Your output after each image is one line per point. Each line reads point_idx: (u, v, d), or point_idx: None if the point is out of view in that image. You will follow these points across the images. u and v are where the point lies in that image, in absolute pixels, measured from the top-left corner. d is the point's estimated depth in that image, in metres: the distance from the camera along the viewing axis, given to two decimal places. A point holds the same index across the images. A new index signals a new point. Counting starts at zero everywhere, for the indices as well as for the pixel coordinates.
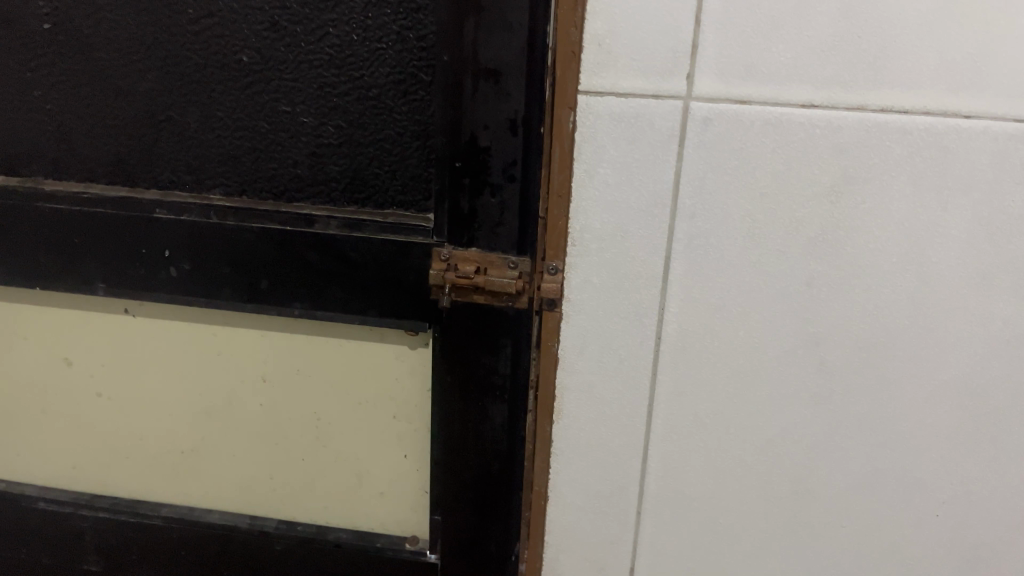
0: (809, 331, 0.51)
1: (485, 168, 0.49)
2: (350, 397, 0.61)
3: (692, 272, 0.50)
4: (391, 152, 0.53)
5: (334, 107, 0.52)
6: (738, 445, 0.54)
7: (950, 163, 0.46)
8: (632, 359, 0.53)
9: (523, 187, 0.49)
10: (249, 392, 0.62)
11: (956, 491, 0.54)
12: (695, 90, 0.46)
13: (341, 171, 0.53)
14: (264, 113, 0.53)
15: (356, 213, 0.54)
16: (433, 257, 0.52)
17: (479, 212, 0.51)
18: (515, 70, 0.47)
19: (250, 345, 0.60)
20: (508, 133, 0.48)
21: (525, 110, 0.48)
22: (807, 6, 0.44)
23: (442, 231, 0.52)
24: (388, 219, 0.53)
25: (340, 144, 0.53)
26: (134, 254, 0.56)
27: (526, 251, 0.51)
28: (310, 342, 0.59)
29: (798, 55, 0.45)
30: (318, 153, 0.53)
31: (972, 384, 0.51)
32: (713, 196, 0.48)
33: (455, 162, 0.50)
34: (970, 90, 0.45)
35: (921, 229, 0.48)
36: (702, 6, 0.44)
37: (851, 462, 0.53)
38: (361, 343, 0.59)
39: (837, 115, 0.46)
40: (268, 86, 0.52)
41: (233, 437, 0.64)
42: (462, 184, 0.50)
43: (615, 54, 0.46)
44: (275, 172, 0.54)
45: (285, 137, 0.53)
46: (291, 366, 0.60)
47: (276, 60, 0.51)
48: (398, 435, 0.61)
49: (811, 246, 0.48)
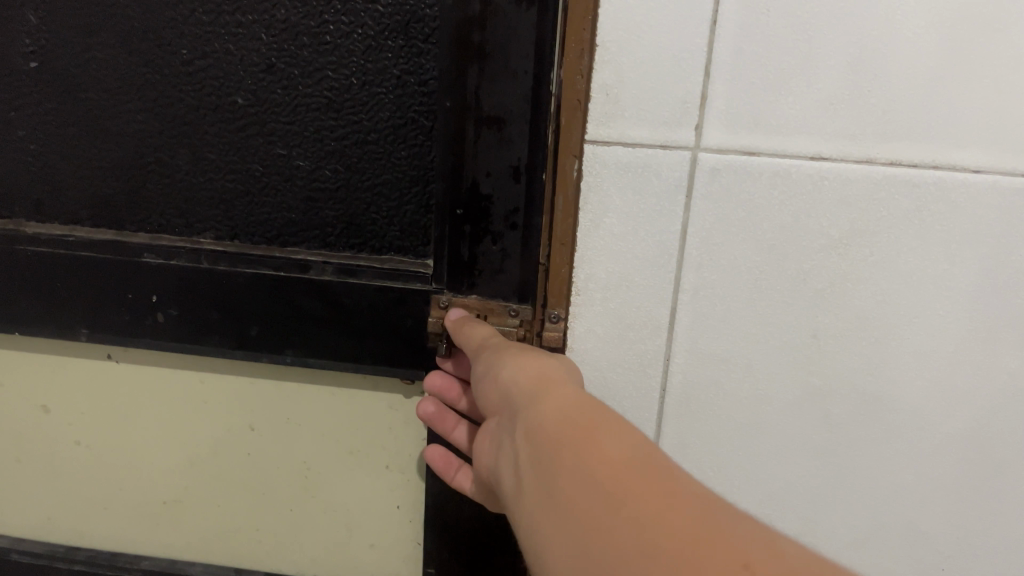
0: (816, 384, 0.49)
1: (488, 215, 0.49)
2: (343, 446, 0.59)
3: (698, 323, 0.49)
4: (390, 197, 0.52)
5: (331, 151, 0.51)
6: (741, 500, 0.53)
7: (959, 217, 0.45)
8: (636, 410, 0.52)
9: (525, 234, 0.49)
10: (235, 441, 0.60)
11: (963, 547, 0.51)
12: (703, 141, 0.45)
13: (337, 216, 0.52)
14: (257, 156, 0.52)
15: (352, 259, 0.53)
16: (432, 303, 0.52)
17: (482, 259, 0.50)
18: (518, 118, 0.47)
19: (237, 392, 0.59)
20: (511, 180, 0.48)
21: (528, 158, 0.47)
22: (813, 57, 0.43)
23: (442, 278, 0.51)
24: (384, 265, 0.52)
25: (336, 189, 0.52)
26: (119, 299, 0.55)
27: (527, 298, 0.51)
28: (301, 390, 0.58)
29: (806, 107, 0.44)
30: (313, 197, 0.52)
31: (980, 439, 0.49)
32: (721, 244, 0.47)
33: (457, 210, 0.49)
34: (980, 145, 0.44)
35: (929, 282, 0.46)
36: (710, 57, 0.43)
37: (855, 517, 0.52)
38: (355, 392, 0.57)
39: (845, 166, 0.45)
40: (263, 128, 0.51)
41: (218, 486, 0.62)
42: (463, 231, 0.50)
43: (622, 104, 0.45)
44: (268, 216, 0.53)
45: (280, 180, 0.52)
46: (280, 415, 0.59)
47: (270, 102, 0.51)
48: (391, 486, 0.60)
49: (818, 298, 0.47)
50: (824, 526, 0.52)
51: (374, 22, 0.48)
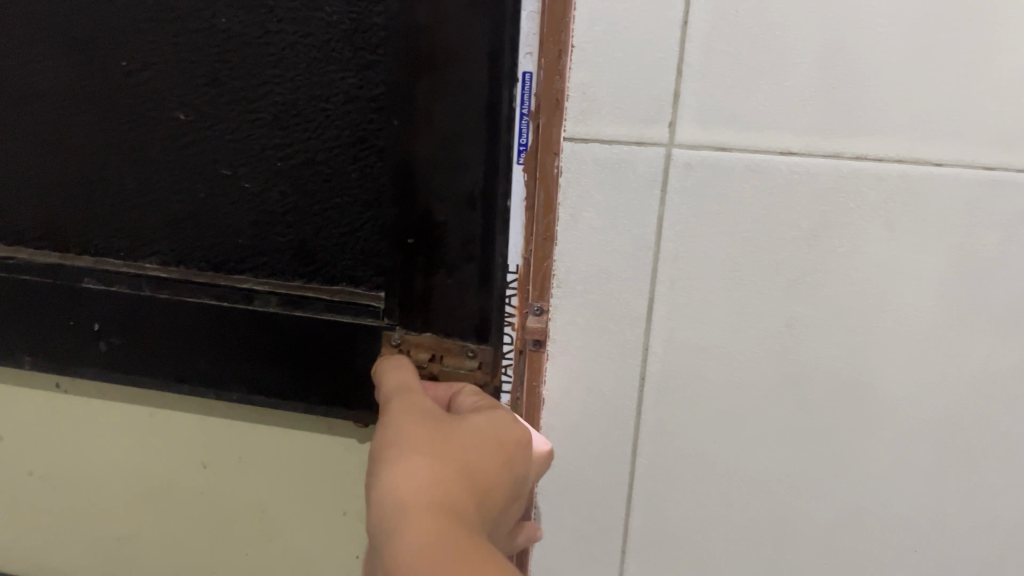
0: (789, 372, 0.51)
1: (443, 244, 0.51)
2: (295, 488, 0.64)
3: (675, 313, 0.51)
4: (342, 220, 0.55)
5: (278, 172, 0.54)
6: (719, 485, 0.54)
7: (923, 207, 0.47)
8: (617, 399, 0.54)
9: (481, 266, 0.51)
10: (189, 474, 0.66)
11: (937, 529, 0.53)
12: (677, 137, 0.47)
13: (287, 243, 0.56)
14: (209, 179, 0.55)
15: (299, 290, 0.56)
16: (383, 340, 0.54)
17: (437, 293, 0.52)
18: (473, 138, 0.48)
19: (191, 428, 0.64)
20: (466, 209, 0.50)
21: (481, 184, 0.49)
22: (783, 58, 0.44)
23: (393, 315, 0.54)
24: (334, 297, 0.55)
25: (286, 213, 0.55)
26: (66, 324, 0.59)
27: (486, 339, 0.53)
28: (251, 431, 0.63)
29: (776, 104, 0.45)
30: (262, 222, 0.56)
31: (949, 423, 0.51)
32: (696, 236, 0.49)
33: (408, 237, 0.51)
34: (944, 139, 0.45)
35: (898, 273, 0.48)
36: (683, 57, 0.45)
37: (831, 499, 0.53)
38: (304, 436, 0.62)
39: (814, 160, 0.46)
40: (210, 143, 0.55)
41: (175, 516, 0.68)
42: (416, 261, 0.52)
43: (600, 103, 0.47)
44: (224, 244, 0.57)
45: (230, 202, 0.56)
46: (232, 453, 0.64)
47: (213, 117, 0.54)
48: (341, 527, 0.64)
49: (791, 289, 0.49)
50: (800, 509, 0.54)
51: (320, 33, 0.50)
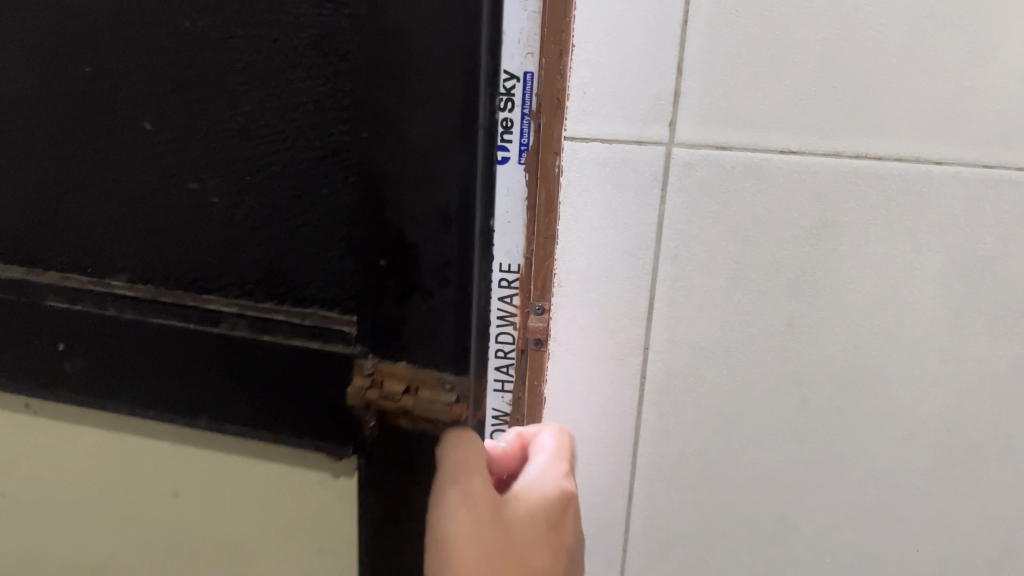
0: (790, 371, 0.51)
1: (416, 261, 0.29)
2: (213, 523, 0.42)
3: (676, 312, 0.51)
4: (246, 194, 0.33)
5: (142, 104, 0.33)
6: (719, 484, 0.55)
7: (923, 206, 0.47)
8: (618, 398, 0.54)
9: (462, 302, 0.29)
10: (71, 507, 0.46)
11: (937, 527, 0.53)
12: (677, 136, 0.47)
13: (160, 230, 0.34)
14: (53, 119, 0.35)
15: (192, 302, 0.34)
16: (352, 370, 0.31)
17: (409, 330, 0.30)
18: (467, 76, 0.26)
19: (57, 446, 0.44)
20: (440, 219, 0.28)
21: (471, 162, 0.27)
22: (783, 57, 0.45)
23: (362, 341, 0.31)
24: (273, 316, 0.33)
25: (167, 176, 0.34)
26: None
27: (466, 400, 0.31)
28: (137, 445, 0.42)
29: (776, 103, 0.46)
30: (124, 195, 0.34)
31: (949, 422, 0.51)
32: (697, 235, 0.49)
33: (376, 253, 0.30)
34: (944, 137, 0.45)
35: (897, 271, 0.48)
36: (683, 56, 0.46)
37: (832, 498, 0.53)
38: (221, 447, 0.39)
39: (813, 160, 0.47)
40: (39, 62, 0.34)
41: (68, 564, 0.48)
42: (380, 281, 0.30)
43: (600, 102, 0.47)
44: (92, 232, 0.36)
45: (80, 145, 0.35)
46: (111, 479, 0.44)
47: (42, 29, 0.33)
48: (296, 555, 0.40)
49: (791, 287, 0.49)
50: (801, 508, 0.54)
51: None
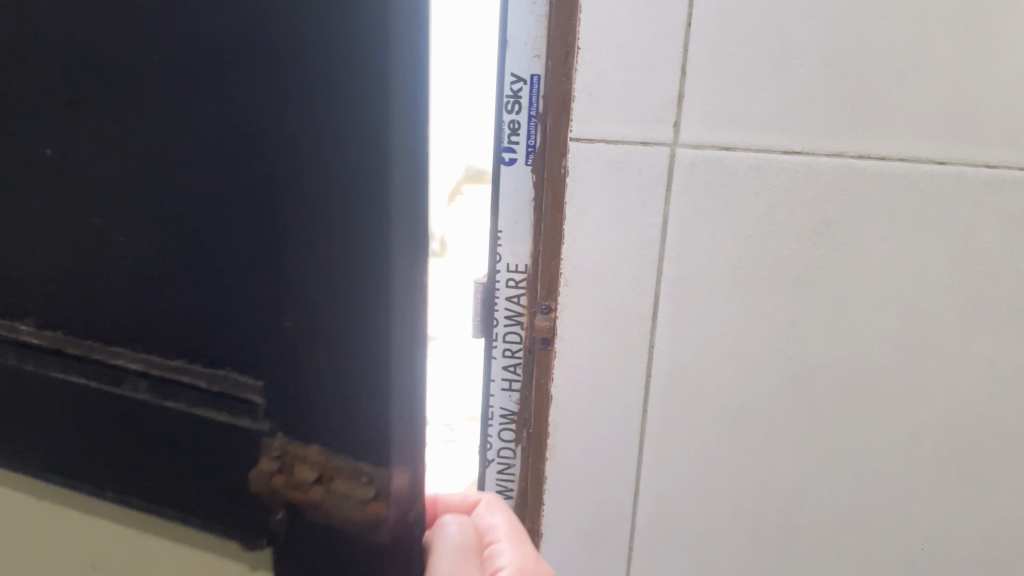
0: (794, 369, 0.52)
1: (318, 344, 0.31)
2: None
3: (680, 311, 0.52)
4: (157, 267, 0.34)
5: (70, 177, 0.34)
6: (724, 482, 0.55)
7: (925, 206, 0.47)
8: (623, 397, 0.54)
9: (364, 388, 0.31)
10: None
11: (941, 527, 0.53)
12: (681, 137, 0.48)
13: (81, 295, 0.36)
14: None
15: (107, 365, 0.36)
16: (262, 449, 0.33)
17: (309, 410, 0.32)
18: (356, 170, 0.28)
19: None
20: (336, 301, 0.30)
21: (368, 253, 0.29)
22: (785, 58, 0.46)
23: (259, 422, 0.33)
24: (184, 389, 0.35)
25: (88, 250, 0.35)
26: None
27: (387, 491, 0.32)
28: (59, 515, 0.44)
29: (778, 103, 0.46)
30: (53, 261, 0.36)
31: (953, 421, 0.51)
32: (701, 235, 0.50)
33: (279, 322, 0.32)
34: (944, 138, 0.46)
35: (900, 271, 0.49)
36: (687, 58, 0.46)
37: (836, 496, 0.54)
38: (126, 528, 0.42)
39: (816, 159, 0.47)
40: None
41: None
42: (282, 358, 0.32)
43: (605, 104, 0.48)
44: (11, 288, 0.38)
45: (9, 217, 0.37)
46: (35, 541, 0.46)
47: None
48: None
49: (795, 287, 0.50)
50: (806, 507, 0.55)
51: None
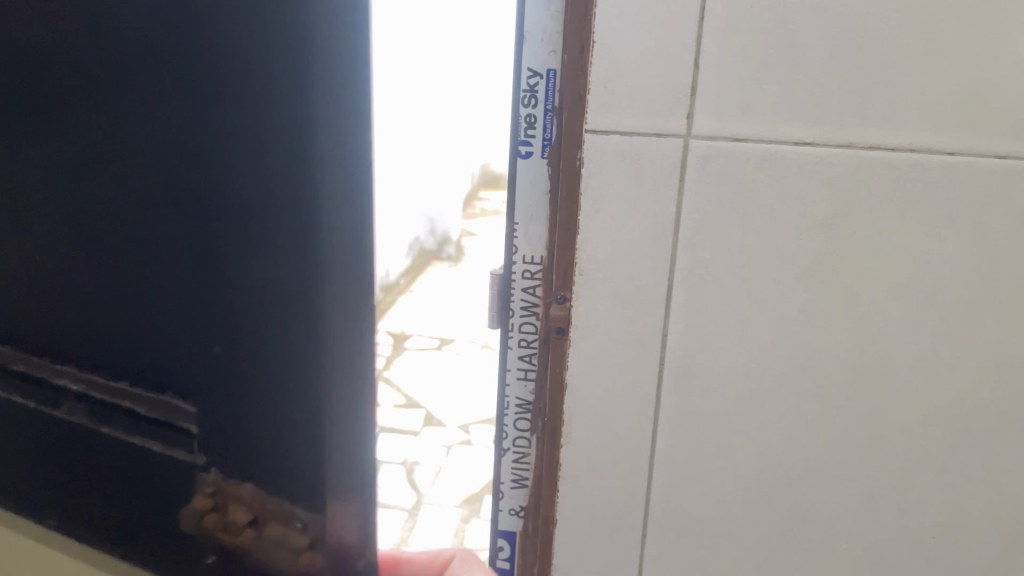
0: (805, 358, 0.52)
1: (246, 375, 0.34)
2: None
3: (693, 300, 0.52)
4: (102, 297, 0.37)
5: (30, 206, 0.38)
6: (737, 470, 0.56)
7: (935, 196, 0.48)
8: (637, 385, 0.55)
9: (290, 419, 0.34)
10: None
11: (951, 514, 0.54)
12: (695, 129, 0.49)
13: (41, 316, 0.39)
14: None
15: (58, 382, 0.39)
16: (197, 483, 0.37)
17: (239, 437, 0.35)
18: (281, 215, 0.31)
19: None
20: (265, 336, 0.33)
21: (289, 297, 0.32)
22: (797, 50, 0.46)
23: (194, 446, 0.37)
24: (123, 411, 0.38)
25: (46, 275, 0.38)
26: None
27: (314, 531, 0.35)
28: None
29: (789, 94, 0.47)
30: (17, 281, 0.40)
31: (963, 408, 0.52)
32: (714, 226, 0.50)
33: (216, 350, 0.35)
34: (954, 130, 0.47)
35: (910, 261, 0.49)
36: (700, 50, 0.47)
37: (847, 482, 0.55)
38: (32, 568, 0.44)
39: (827, 150, 0.48)
40: None
41: None
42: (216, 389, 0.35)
43: (619, 96, 0.49)
44: None
45: None
46: None
47: None
48: None
49: (807, 276, 0.51)
50: (817, 493, 0.55)
51: None
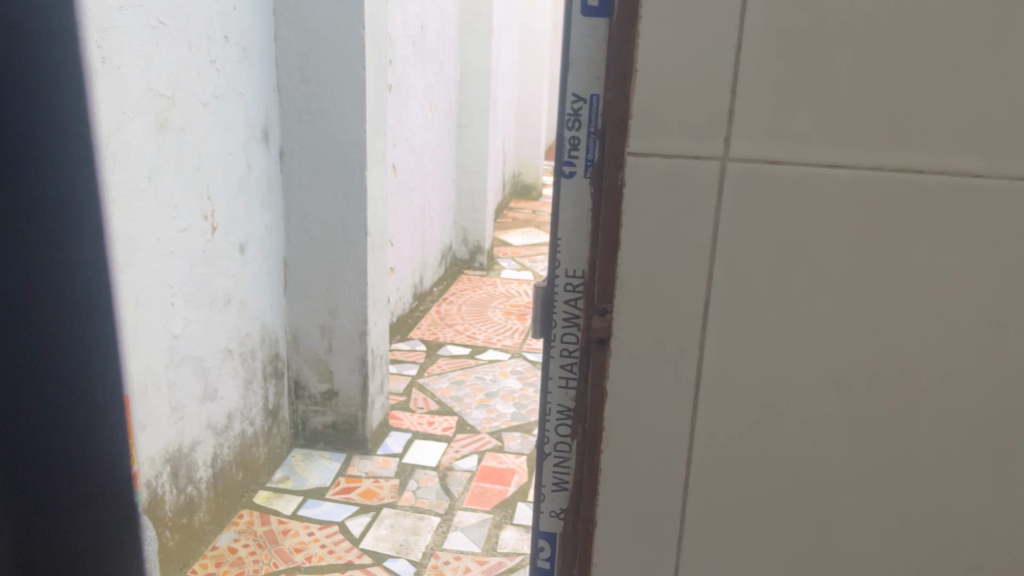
0: (835, 369, 0.55)
1: None
2: None
3: (728, 313, 0.55)
4: None
5: None
6: (767, 475, 0.58)
7: (960, 215, 0.51)
8: (674, 394, 0.57)
9: None
10: None
11: (976, 518, 0.57)
12: (731, 151, 0.52)
13: None
14: None
15: None
16: None
17: None
18: None
19: None
20: None
21: None
22: (828, 77, 0.50)
23: None
24: None
25: None
26: None
27: None
28: None
29: (821, 119, 0.51)
30: None
31: (987, 416, 0.55)
32: (748, 243, 0.53)
33: None
34: (978, 153, 0.50)
35: (936, 276, 0.52)
36: (737, 79, 0.51)
37: (876, 489, 0.57)
38: None
39: (857, 172, 0.51)
40: None
41: None
42: None
43: (660, 120, 0.52)
44: None
45: None
46: None
47: None
48: None
49: (837, 290, 0.53)
50: (847, 500, 0.57)
51: None
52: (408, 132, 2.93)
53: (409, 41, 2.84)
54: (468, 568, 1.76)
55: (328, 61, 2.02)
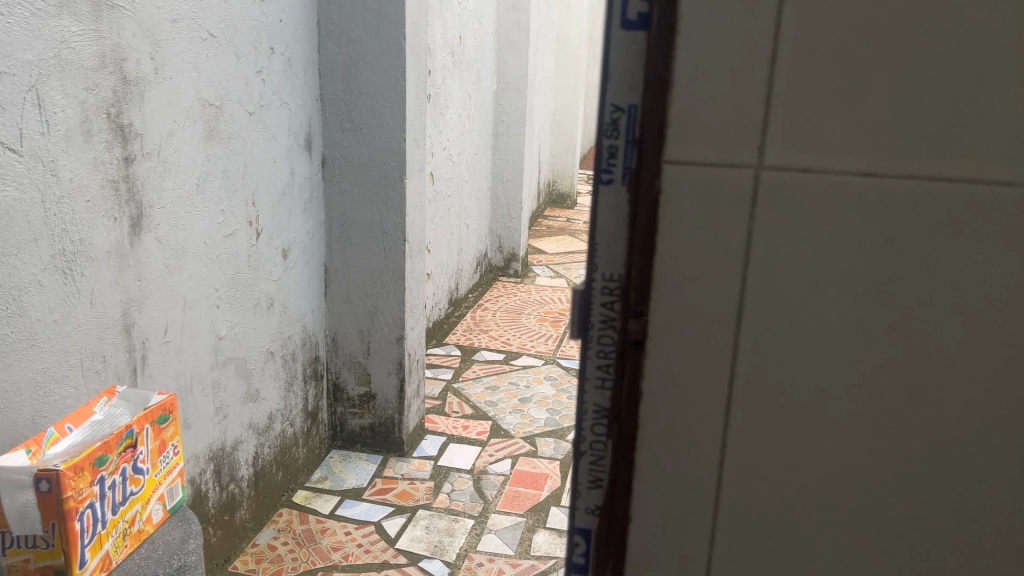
0: (866, 372, 0.57)
1: None
2: None
3: (761, 316, 0.57)
4: None
5: None
6: (799, 476, 0.59)
7: (990, 223, 0.53)
8: (707, 395, 0.59)
9: None
10: None
11: (1007, 523, 0.57)
12: (766, 160, 0.54)
13: None
14: None
15: None
16: None
17: None
18: None
19: None
20: None
21: None
22: (860, 89, 0.52)
23: None
24: None
25: None
26: None
27: None
28: None
29: (853, 130, 0.53)
30: None
31: (1017, 421, 0.56)
32: (782, 248, 0.55)
33: None
34: (1008, 164, 0.52)
35: (966, 282, 0.54)
36: (771, 90, 0.53)
37: (906, 491, 0.58)
38: None
39: (889, 180, 0.53)
40: None
41: None
42: None
43: (696, 129, 0.53)
44: None
45: None
46: None
47: None
48: None
49: (868, 294, 0.55)
50: (877, 501, 0.59)
51: None
52: (446, 141, 2.97)
53: (448, 52, 2.89)
54: (501, 571, 1.78)
55: (369, 72, 2.06)
